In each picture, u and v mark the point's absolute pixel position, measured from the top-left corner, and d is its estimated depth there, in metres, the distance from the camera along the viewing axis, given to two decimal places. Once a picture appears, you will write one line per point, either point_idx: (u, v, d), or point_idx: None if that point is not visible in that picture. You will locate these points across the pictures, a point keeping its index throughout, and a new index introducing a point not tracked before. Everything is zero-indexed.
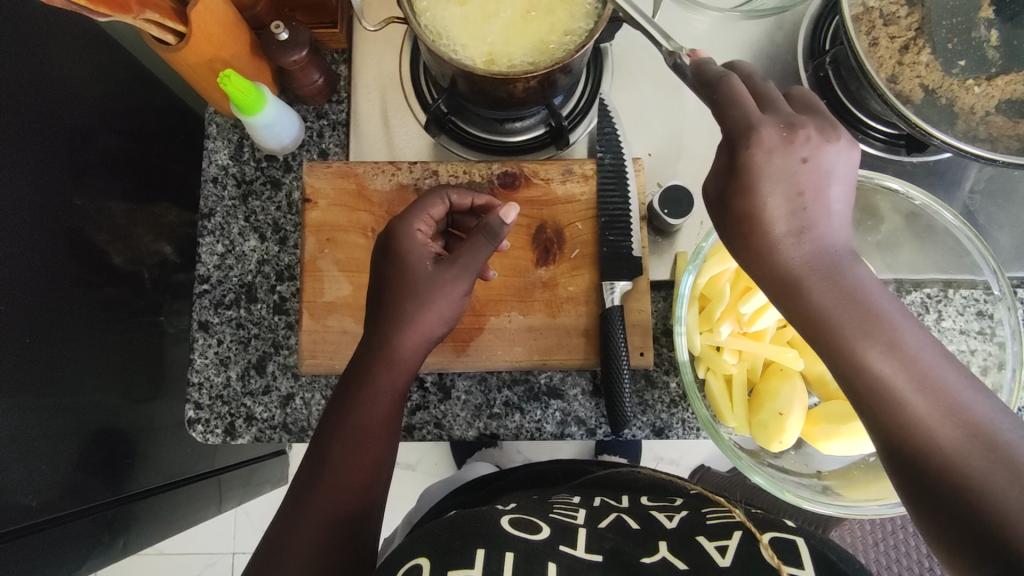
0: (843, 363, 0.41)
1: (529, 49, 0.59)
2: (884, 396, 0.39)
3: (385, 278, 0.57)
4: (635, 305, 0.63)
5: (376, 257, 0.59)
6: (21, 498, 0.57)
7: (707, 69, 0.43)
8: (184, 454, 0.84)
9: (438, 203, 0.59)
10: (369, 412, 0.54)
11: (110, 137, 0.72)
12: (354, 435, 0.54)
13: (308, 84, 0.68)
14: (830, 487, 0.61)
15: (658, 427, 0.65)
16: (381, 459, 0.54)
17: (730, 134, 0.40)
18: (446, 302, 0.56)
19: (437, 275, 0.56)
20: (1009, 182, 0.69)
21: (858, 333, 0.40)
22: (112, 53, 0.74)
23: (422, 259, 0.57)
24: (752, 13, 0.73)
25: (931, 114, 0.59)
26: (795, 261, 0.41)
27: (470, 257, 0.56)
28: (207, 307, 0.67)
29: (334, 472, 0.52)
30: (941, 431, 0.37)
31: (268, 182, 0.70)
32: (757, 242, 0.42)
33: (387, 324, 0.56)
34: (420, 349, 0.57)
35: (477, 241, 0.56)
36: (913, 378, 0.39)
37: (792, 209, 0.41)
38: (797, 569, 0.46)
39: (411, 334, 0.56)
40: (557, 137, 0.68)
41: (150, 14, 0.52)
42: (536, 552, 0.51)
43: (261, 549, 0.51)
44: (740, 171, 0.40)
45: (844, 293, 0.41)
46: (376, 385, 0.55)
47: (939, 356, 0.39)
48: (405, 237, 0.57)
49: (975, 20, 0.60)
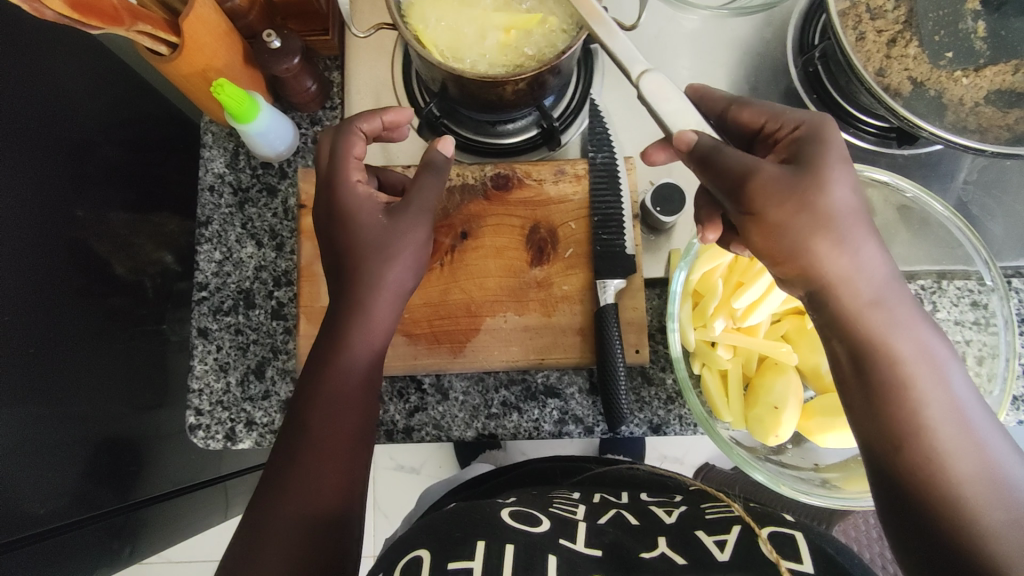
0: (884, 398, 0.45)
1: (507, 55, 0.60)
2: (922, 445, 0.44)
3: (339, 243, 0.56)
4: (630, 302, 0.64)
5: (322, 221, 0.57)
6: (27, 506, 0.58)
7: (710, 94, 0.54)
8: (190, 460, 0.85)
9: (356, 140, 0.56)
10: (346, 380, 0.54)
11: (110, 147, 0.73)
12: (332, 402, 0.53)
13: (301, 91, 0.68)
14: (830, 479, 0.61)
15: (655, 424, 0.65)
16: (360, 433, 0.54)
17: (803, 118, 0.48)
18: (411, 251, 0.55)
19: (392, 225, 0.55)
20: (1000, 172, 0.69)
21: (916, 371, 0.45)
22: (110, 66, 0.75)
23: (372, 214, 0.55)
24: (740, 10, 0.74)
25: (919, 106, 0.59)
26: (837, 267, 0.45)
27: (420, 199, 0.56)
28: (206, 314, 0.68)
29: (316, 443, 0.52)
30: (963, 485, 0.43)
31: (264, 189, 0.71)
32: (816, 213, 0.44)
33: (352, 286, 0.55)
34: (393, 305, 0.56)
35: (424, 179, 0.57)
36: (952, 423, 0.44)
37: (838, 216, 0.45)
38: (794, 563, 0.46)
39: (381, 294, 0.55)
40: (549, 137, 0.69)
41: (142, 26, 0.53)
42: (537, 544, 0.51)
43: (241, 529, 0.51)
44: (818, 167, 0.45)
45: (904, 328, 0.45)
46: (352, 351, 0.55)
47: (979, 411, 0.45)
48: (346, 192, 0.55)
49: (962, 12, 0.60)
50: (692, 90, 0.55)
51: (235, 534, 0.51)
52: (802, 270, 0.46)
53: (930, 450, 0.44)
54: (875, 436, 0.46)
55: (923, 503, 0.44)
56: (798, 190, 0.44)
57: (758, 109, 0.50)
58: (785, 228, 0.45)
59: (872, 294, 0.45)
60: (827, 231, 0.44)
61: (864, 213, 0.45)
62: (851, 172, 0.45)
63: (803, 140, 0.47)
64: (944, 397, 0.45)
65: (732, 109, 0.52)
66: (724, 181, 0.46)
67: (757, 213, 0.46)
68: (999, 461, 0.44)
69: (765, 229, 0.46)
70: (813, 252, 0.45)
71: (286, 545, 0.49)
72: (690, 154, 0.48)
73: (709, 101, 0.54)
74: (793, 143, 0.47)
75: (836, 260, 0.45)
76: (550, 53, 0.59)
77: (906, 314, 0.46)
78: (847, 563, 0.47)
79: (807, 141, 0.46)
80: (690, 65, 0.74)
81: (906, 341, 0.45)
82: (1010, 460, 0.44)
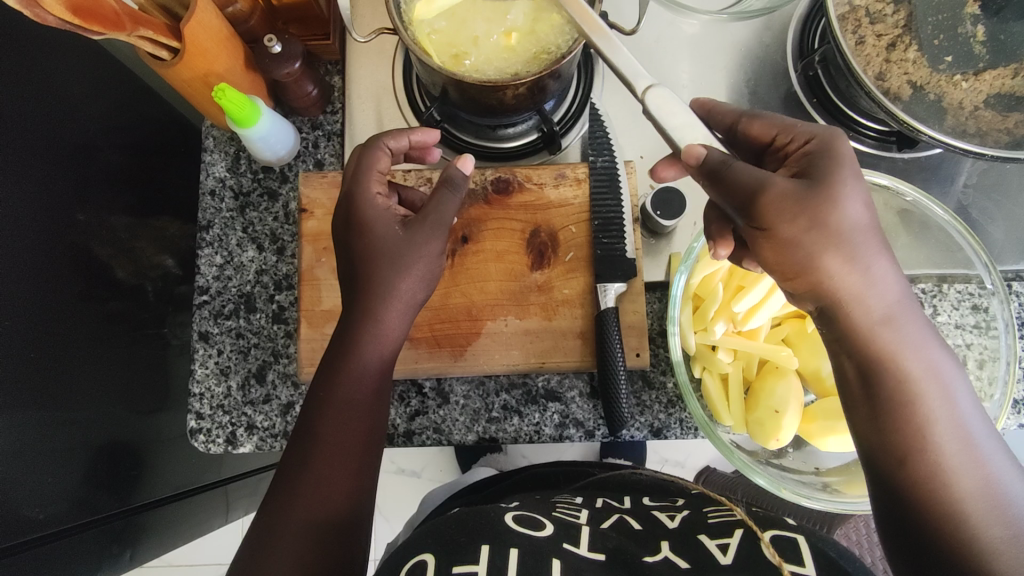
0: (891, 411, 0.45)
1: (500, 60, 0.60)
2: (927, 459, 0.44)
3: (353, 249, 0.56)
4: (630, 306, 0.64)
5: (340, 229, 0.57)
6: (28, 511, 0.58)
7: (719, 108, 0.55)
8: (191, 464, 0.85)
9: (380, 156, 0.57)
10: (357, 386, 0.54)
11: (111, 152, 0.73)
12: (341, 408, 0.53)
13: (302, 96, 0.68)
14: (831, 483, 0.61)
15: (656, 428, 0.65)
16: (367, 438, 0.54)
17: (813, 134, 0.47)
18: (425, 263, 0.55)
19: (408, 237, 0.55)
20: (1000, 176, 0.70)
21: (924, 388, 0.45)
22: (111, 70, 0.75)
23: (390, 224, 0.55)
24: (741, 14, 0.74)
25: (919, 110, 0.59)
26: (845, 283, 0.44)
27: (437, 214, 0.56)
28: (207, 319, 0.68)
29: (326, 449, 0.52)
30: (964, 500, 0.44)
31: (265, 193, 0.71)
32: (829, 228, 0.43)
33: (365, 294, 0.55)
34: (405, 316, 0.56)
35: (441, 194, 0.56)
36: (956, 441, 0.44)
37: (849, 233, 0.44)
38: (796, 566, 0.46)
39: (393, 303, 0.55)
40: (550, 141, 0.69)
41: (144, 32, 0.53)
42: (540, 549, 0.51)
43: (249, 535, 0.51)
44: (830, 183, 0.44)
45: (911, 343, 0.45)
46: (363, 358, 0.55)
47: (982, 428, 0.45)
48: (366, 202, 0.56)
49: (961, 16, 0.60)
50: (698, 105, 0.56)
51: (247, 531, 0.51)
52: (811, 284, 0.45)
53: (932, 464, 0.44)
54: (880, 448, 0.46)
55: (925, 514, 0.44)
56: (809, 206, 0.43)
57: (768, 122, 0.50)
58: (795, 244, 0.44)
59: (883, 312, 0.45)
60: (841, 246, 0.44)
61: (875, 228, 0.45)
62: (863, 188, 0.44)
63: (813, 155, 0.46)
64: (950, 413, 0.45)
65: (743, 122, 0.52)
66: (733, 196, 0.46)
67: (769, 228, 0.45)
68: (1002, 479, 0.44)
69: (774, 244, 0.45)
70: (822, 268, 0.44)
71: (292, 545, 0.49)
72: (700, 168, 0.47)
73: (718, 114, 0.54)
74: (803, 158, 0.47)
75: (845, 276, 0.44)
76: (549, 58, 0.59)
77: (915, 331, 0.45)
78: (850, 566, 0.46)
79: (817, 155, 0.46)
80: (689, 69, 0.74)
81: (915, 358, 0.45)
82: (1011, 475, 0.45)
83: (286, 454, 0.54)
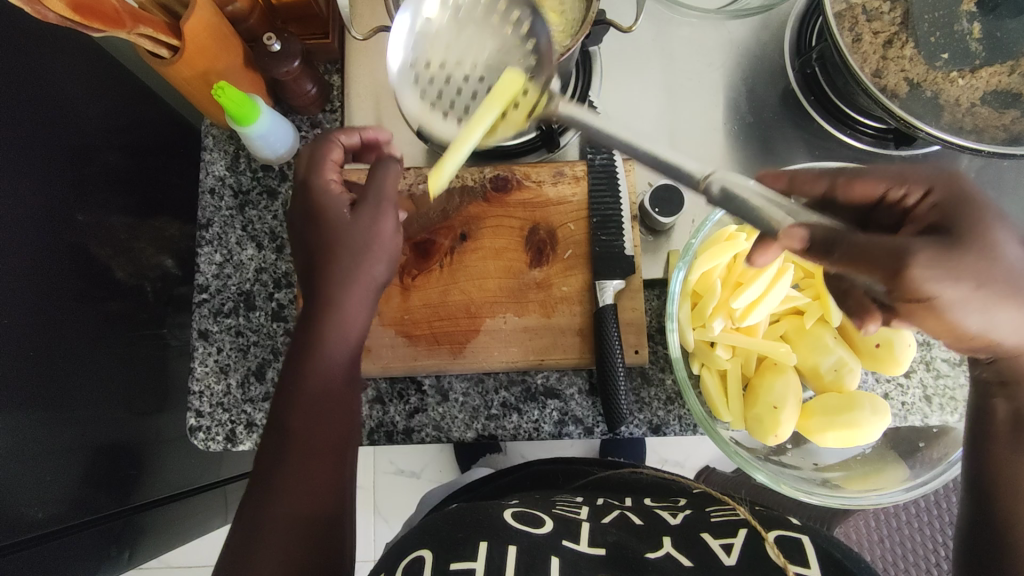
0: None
1: None
2: None
3: (310, 240, 0.56)
4: (628, 303, 0.64)
5: (298, 221, 0.58)
6: (27, 509, 0.58)
7: (804, 173, 0.54)
8: (191, 465, 0.85)
9: (334, 147, 0.58)
10: (327, 376, 0.54)
11: (111, 153, 0.73)
12: (312, 399, 0.53)
13: (302, 94, 0.69)
14: (831, 479, 0.61)
15: (655, 425, 0.65)
16: (342, 430, 0.54)
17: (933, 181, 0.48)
18: (379, 243, 0.56)
19: (359, 220, 0.55)
20: (998, 173, 0.70)
21: None
22: (111, 71, 0.76)
23: (341, 210, 0.56)
24: (738, 13, 0.75)
25: (916, 107, 0.60)
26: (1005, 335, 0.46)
27: (382, 190, 0.56)
28: (207, 316, 0.68)
29: (300, 441, 0.52)
30: None
31: (264, 191, 0.72)
32: (1003, 278, 0.43)
33: (320, 281, 0.55)
34: (364, 299, 0.56)
35: (383, 170, 0.56)
36: None
37: (1015, 278, 0.44)
38: (801, 568, 0.46)
39: (351, 287, 0.55)
40: (548, 139, 0.68)
41: (144, 29, 0.53)
42: (538, 545, 0.51)
43: (235, 533, 0.51)
44: (979, 231, 0.44)
45: None
46: (330, 348, 0.55)
47: None
48: (319, 191, 0.56)
49: (957, 14, 0.60)
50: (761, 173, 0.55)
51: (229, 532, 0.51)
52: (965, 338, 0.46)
53: None
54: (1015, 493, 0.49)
55: None
56: (972, 259, 0.43)
57: (876, 175, 0.51)
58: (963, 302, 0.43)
59: None
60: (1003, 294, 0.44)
61: None
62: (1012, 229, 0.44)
63: (945, 205, 0.46)
64: None
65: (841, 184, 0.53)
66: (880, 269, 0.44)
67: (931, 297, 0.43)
68: None
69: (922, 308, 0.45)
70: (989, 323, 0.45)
71: (280, 543, 0.49)
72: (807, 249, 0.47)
73: (802, 179, 0.54)
74: (934, 209, 0.47)
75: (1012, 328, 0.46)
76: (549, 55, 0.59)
77: None
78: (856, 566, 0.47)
79: (954, 205, 0.46)
80: (688, 68, 0.74)
81: None
82: None
83: (264, 451, 0.53)
